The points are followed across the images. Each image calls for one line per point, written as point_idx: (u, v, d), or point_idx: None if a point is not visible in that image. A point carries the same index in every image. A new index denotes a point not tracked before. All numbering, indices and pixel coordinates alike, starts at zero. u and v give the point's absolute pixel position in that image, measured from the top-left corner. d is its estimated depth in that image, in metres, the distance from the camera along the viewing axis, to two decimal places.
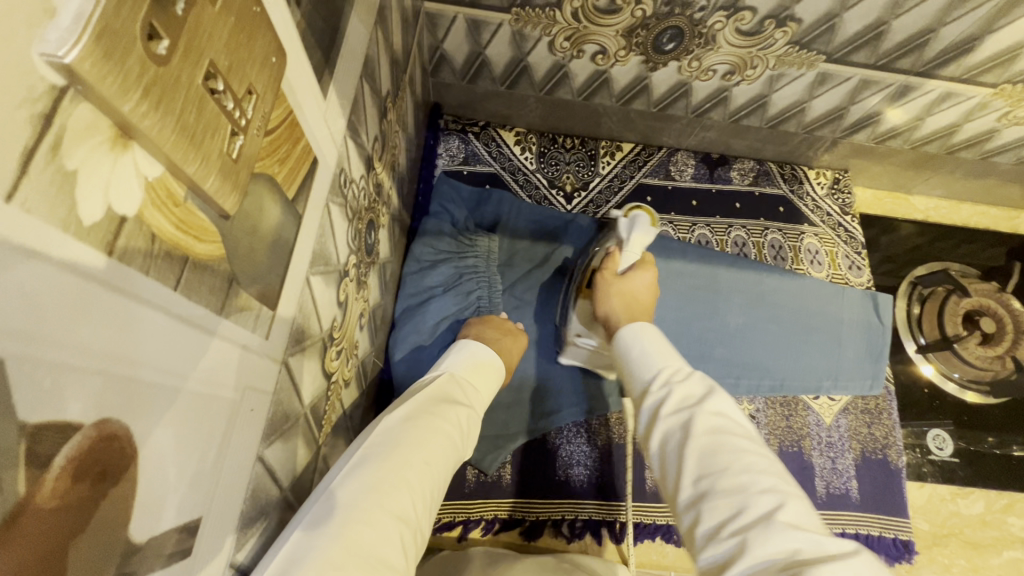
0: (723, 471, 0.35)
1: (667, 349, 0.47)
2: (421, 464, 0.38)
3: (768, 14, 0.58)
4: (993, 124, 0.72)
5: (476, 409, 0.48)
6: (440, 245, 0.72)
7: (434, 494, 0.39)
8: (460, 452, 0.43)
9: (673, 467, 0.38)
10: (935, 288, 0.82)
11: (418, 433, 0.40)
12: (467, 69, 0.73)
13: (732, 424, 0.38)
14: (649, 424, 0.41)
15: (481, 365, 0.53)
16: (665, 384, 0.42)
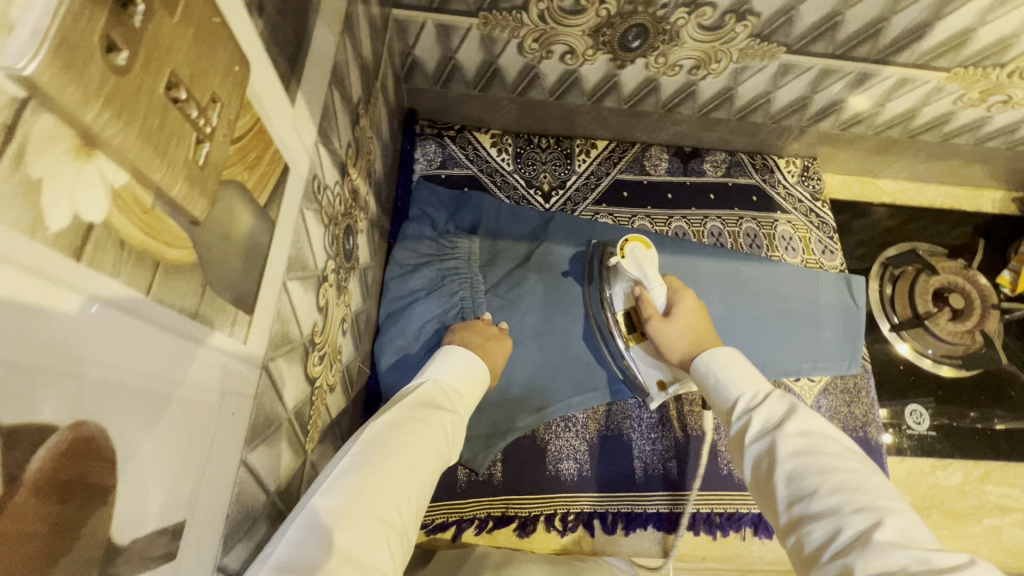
0: (816, 494, 0.39)
1: (747, 369, 0.51)
2: (409, 470, 0.38)
3: (728, 9, 0.60)
4: (950, 107, 0.75)
5: (461, 413, 0.49)
6: (421, 248, 0.73)
7: (421, 499, 0.39)
8: (446, 456, 0.44)
9: (766, 489, 0.42)
10: (905, 268, 0.85)
11: (405, 439, 0.40)
12: (439, 74, 0.74)
13: (825, 443, 0.42)
14: (739, 449, 0.46)
15: (467, 368, 0.52)
16: (746, 410, 0.47)
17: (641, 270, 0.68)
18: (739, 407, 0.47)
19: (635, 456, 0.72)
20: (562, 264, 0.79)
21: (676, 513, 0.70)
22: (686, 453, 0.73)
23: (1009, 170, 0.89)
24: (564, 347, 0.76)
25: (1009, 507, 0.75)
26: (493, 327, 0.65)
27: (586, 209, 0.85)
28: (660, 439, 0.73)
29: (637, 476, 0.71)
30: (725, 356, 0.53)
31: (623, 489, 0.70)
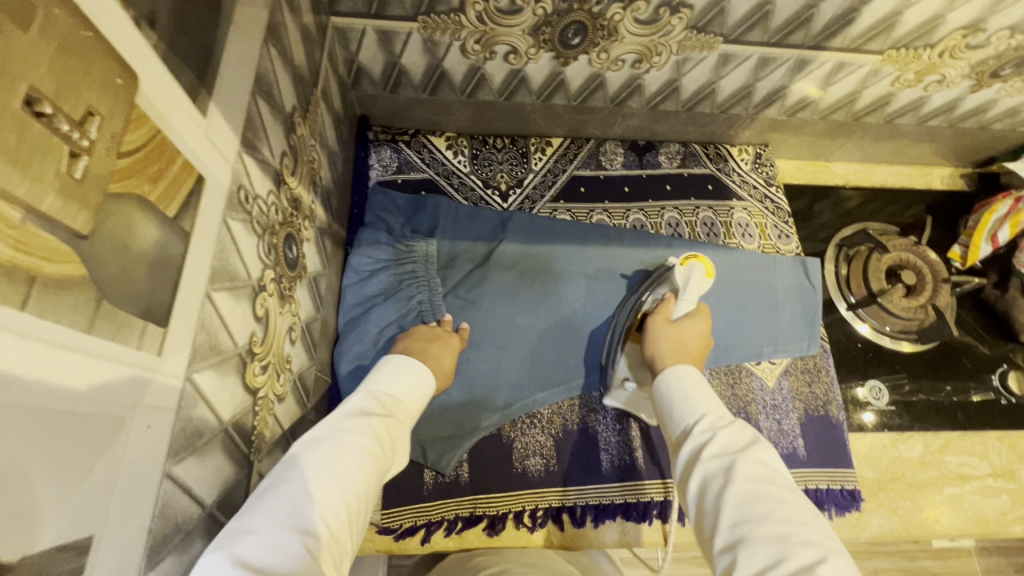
0: (763, 520, 0.42)
1: (705, 393, 0.55)
2: (330, 477, 0.40)
3: (660, 3, 0.61)
4: (888, 89, 0.76)
5: (400, 417, 0.50)
6: (377, 253, 0.73)
7: (353, 504, 0.40)
8: (382, 459, 0.44)
9: (711, 510, 0.45)
10: (857, 249, 0.86)
11: (328, 449, 0.41)
12: (386, 80, 0.74)
13: (774, 476, 0.45)
14: (689, 465, 0.49)
15: (404, 374, 0.54)
16: (708, 431, 0.50)
17: (685, 283, 0.72)
18: (701, 428, 0.50)
19: (601, 448, 0.73)
20: (522, 262, 0.80)
21: (644, 502, 0.71)
22: (651, 442, 0.74)
23: (954, 147, 0.91)
24: (529, 345, 0.77)
25: (968, 475, 0.77)
26: (439, 329, 0.66)
27: (544, 206, 0.85)
28: (626, 431, 0.74)
29: (604, 468, 0.72)
30: (680, 370, 0.59)
31: (589, 481, 0.71)
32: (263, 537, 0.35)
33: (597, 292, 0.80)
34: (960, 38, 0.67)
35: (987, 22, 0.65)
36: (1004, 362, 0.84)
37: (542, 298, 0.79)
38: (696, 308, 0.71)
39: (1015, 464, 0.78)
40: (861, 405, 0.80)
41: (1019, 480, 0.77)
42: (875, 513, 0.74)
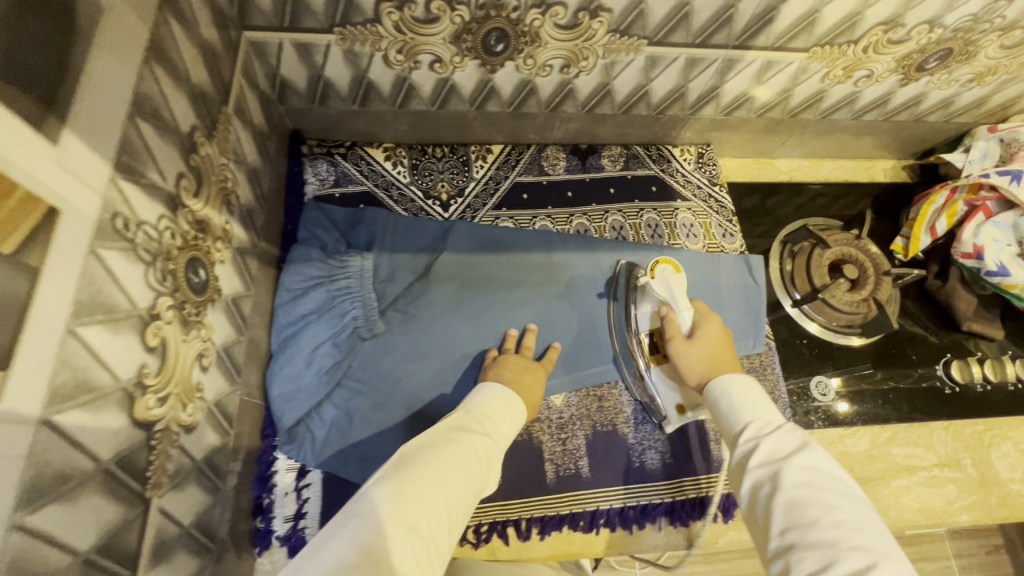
0: (812, 525, 0.45)
1: (756, 397, 0.59)
2: (434, 481, 0.48)
3: (579, 7, 0.61)
4: (819, 85, 0.77)
5: (496, 442, 0.58)
6: (308, 271, 0.71)
7: (452, 511, 0.48)
8: (478, 477, 0.53)
9: (762, 515, 0.49)
10: (800, 245, 0.87)
11: (436, 455, 0.51)
12: (313, 93, 0.72)
13: (825, 481, 0.48)
14: (741, 470, 0.53)
15: (501, 399, 0.63)
16: (754, 438, 0.54)
17: (668, 292, 0.75)
18: (747, 434, 0.55)
19: (546, 458, 0.72)
20: (462, 273, 0.79)
21: (591, 512, 0.70)
22: (596, 450, 0.73)
23: (893, 140, 0.92)
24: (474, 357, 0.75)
25: (915, 466, 0.77)
26: (525, 361, 0.71)
27: (486, 214, 0.84)
28: (574, 439, 0.73)
29: (549, 478, 0.71)
30: (735, 381, 0.62)
31: (534, 493, 0.70)
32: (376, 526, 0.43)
33: (540, 299, 0.80)
34: (880, 33, 0.68)
35: (905, 17, 0.65)
36: (949, 352, 0.85)
37: (484, 308, 0.78)
38: (698, 313, 0.73)
39: (960, 453, 0.79)
40: (839, 394, 0.81)
41: (964, 469, 0.78)
42: None
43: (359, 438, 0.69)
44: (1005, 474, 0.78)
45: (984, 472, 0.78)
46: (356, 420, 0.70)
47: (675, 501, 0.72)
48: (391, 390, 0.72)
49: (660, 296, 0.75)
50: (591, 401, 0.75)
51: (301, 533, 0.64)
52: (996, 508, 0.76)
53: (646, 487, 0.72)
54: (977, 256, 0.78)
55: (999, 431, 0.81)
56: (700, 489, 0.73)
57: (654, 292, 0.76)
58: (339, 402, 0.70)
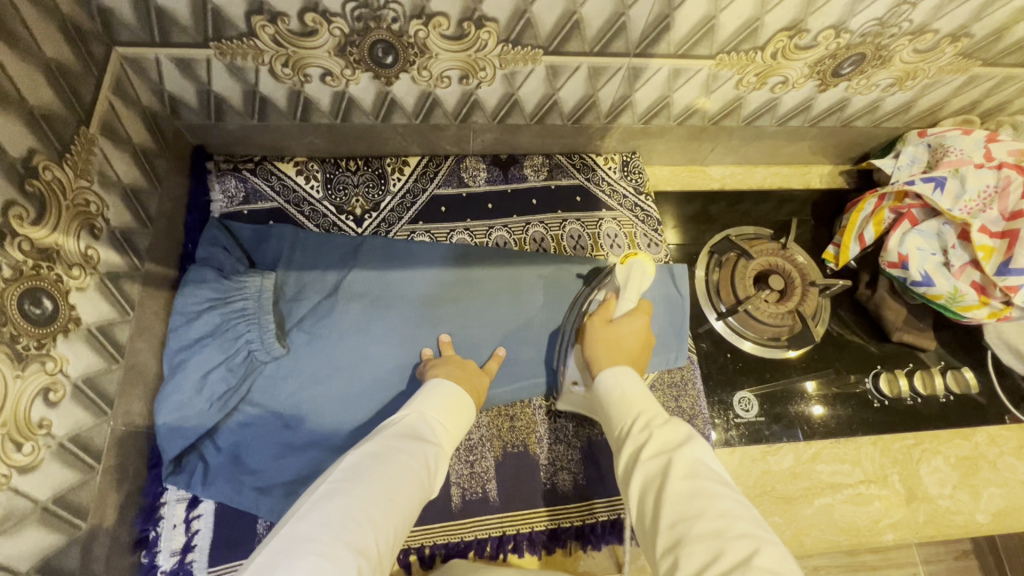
0: (699, 517, 0.43)
1: (640, 392, 0.59)
2: (384, 501, 0.50)
3: (461, 18, 0.58)
4: (735, 92, 0.74)
5: (444, 447, 0.61)
6: (201, 293, 0.68)
7: (397, 526, 0.51)
8: (425, 488, 0.56)
9: (653, 513, 0.46)
10: (726, 255, 0.84)
11: (387, 471, 0.53)
12: (206, 108, 0.70)
13: (708, 472, 0.47)
14: (632, 466, 0.51)
15: (453, 402, 0.64)
16: (647, 431, 0.52)
17: (625, 281, 0.73)
18: (636, 430, 0.53)
19: (452, 483, 0.69)
20: (373, 290, 0.77)
21: (497, 537, 0.67)
22: (505, 473, 0.70)
23: (826, 145, 0.90)
24: (382, 379, 0.73)
25: (840, 483, 0.75)
26: (472, 363, 0.71)
27: (402, 228, 0.82)
28: (482, 462, 0.70)
29: (455, 504, 0.68)
30: (618, 371, 0.62)
31: (438, 519, 0.67)
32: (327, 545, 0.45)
33: (454, 317, 0.77)
34: (786, 39, 0.65)
35: (808, 22, 0.63)
36: (879, 364, 0.82)
37: (395, 327, 0.75)
38: (636, 306, 0.71)
39: (888, 469, 0.76)
40: (813, 398, 0.80)
41: (891, 486, 0.76)
42: None
43: (256, 465, 0.67)
44: (934, 490, 0.76)
45: (912, 487, 0.76)
46: (254, 446, 0.67)
47: (585, 524, 0.69)
48: (292, 414, 0.69)
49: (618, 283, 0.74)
50: (502, 420, 0.73)
51: (189, 567, 0.62)
52: (923, 526, 0.74)
53: (556, 511, 0.69)
54: (902, 265, 0.76)
55: (930, 445, 0.78)
56: (612, 512, 0.70)
57: (615, 280, 0.75)
58: (236, 428, 0.68)
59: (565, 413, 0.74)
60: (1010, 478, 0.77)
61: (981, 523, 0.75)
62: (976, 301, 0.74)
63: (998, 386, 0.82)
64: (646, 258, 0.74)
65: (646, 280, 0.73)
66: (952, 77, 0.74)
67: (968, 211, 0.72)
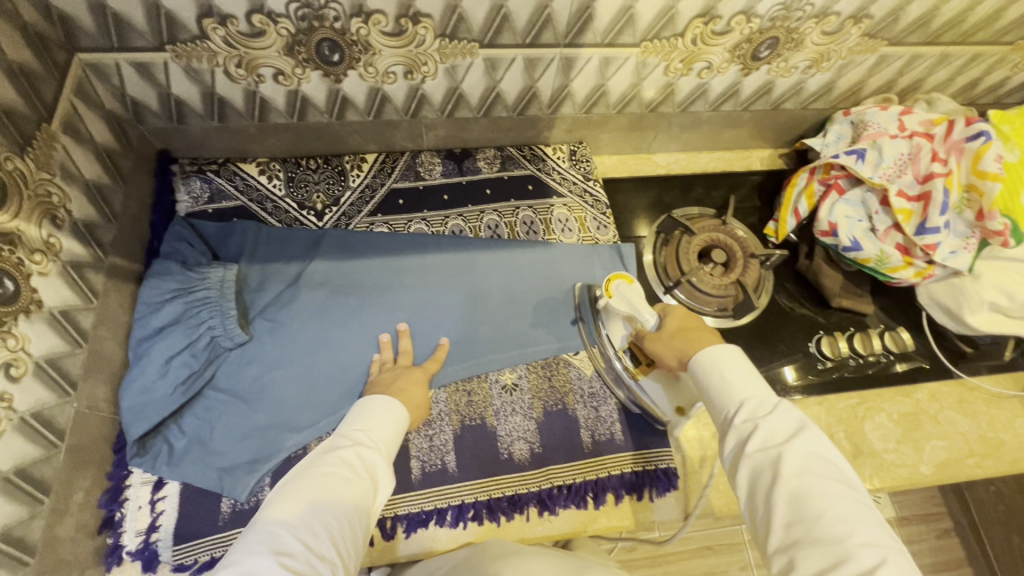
0: (818, 520, 0.47)
1: (740, 371, 0.58)
2: (303, 508, 0.53)
3: (398, 14, 0.64)
4: (665, 78, 0.80)
5: (374, 444, 0.62)
6: (164, 284, 0.71)
7: (331, 524, 0.52)
8: (355, 483, 0.56)
9: (766, 506, 0.50)
10: (671, 234, 0.89)
11: (301, 486, 0.55)
12: (168, 111, 0.74)
13: (821, 468, 0.50)
14: (738, 457, 0.53)
15: (371, 407, 0.66)
16: (751, 420, 0.54)
17: (629, 303, 0.71)
18: (740, 418, 0.54)
19: (412, 456, 0.71)
20: (333, 279, 0.80)
21: (456, 506, 0.69)
22: (464, 444, 0.72)
23: (762, 129, 0.95)
24: (342, 361, 0.76)
25: None
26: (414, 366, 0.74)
27: (361, 221, 0.85)
28: (440, 435, 0.72)
29: (415, 475, 0.70)
30: (718, 353, 0.60)
31: (401, 491, 0.69)
32: (241, 562, 0.47)
33: (412, 301, 0.81)
34: (701, 25, 0.71)
35: (718, 9, 0.68)
36: (819, 329, 0.87)
37: (354, 313, 0.79)
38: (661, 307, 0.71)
39: (834, 427, 0.80)
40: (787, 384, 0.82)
41: (838, 443, 0.79)
42: (694, 493, 0.73)
43: (219, 446, 0.68)
44: (879, 445, 0.79)
45: (858, 443, 0.79)
46: (217, 429, 0.69)
47: (542, 490, 0.71)
48: (255, 397, 0.72)
49: (625, 311, 0.71)
50: (459, 395, 0.75)
51: (154, 547, 0.63)
52: (870, 479, 0.77)
53: (513, 478, 0.71)
54: (833, 233, 0.81)
55: (873, 403, 0.82)
56: (568, 477, 0.72)
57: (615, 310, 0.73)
58: (200, 412, 0.70)
59: (521, 386, 0.77)
60: (951, 431, 0.81)
61: (925, 474, 0.78)
62: (902, 262, 0.79)
63: (933, 345, 0.86)
64: (621, 277, 0.74)
65: (638, 292, 0.72)
66: (863, 57, 0.80)
67: (887, 178, 0.77)
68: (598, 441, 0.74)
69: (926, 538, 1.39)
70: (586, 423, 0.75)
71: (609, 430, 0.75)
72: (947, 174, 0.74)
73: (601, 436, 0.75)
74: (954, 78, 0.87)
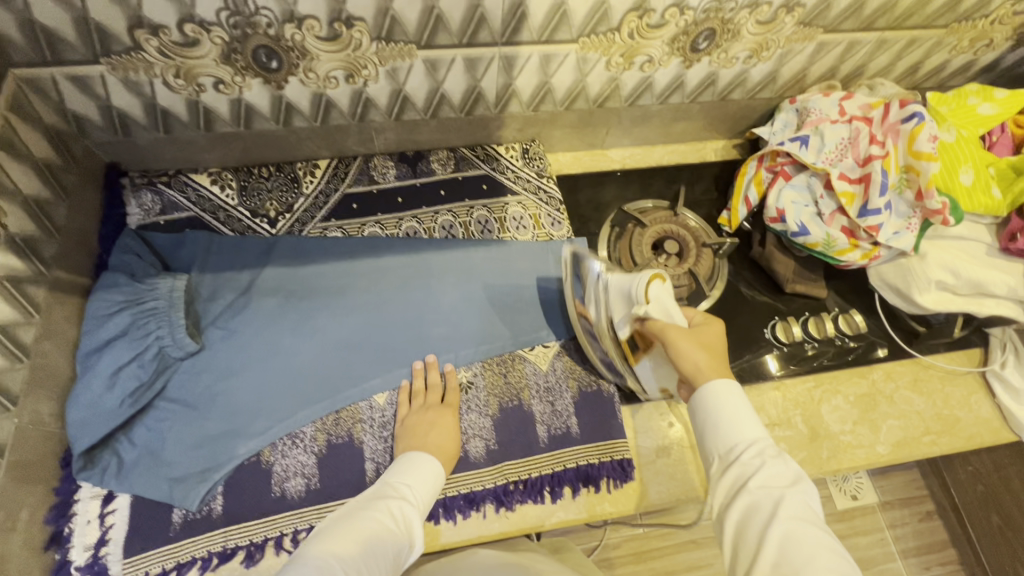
0: (807, 564, 0.46)
1: (752, 413, 0.57)
2: (351, 547, 0.51)
3: (330, 19, 0.64)
4: (608, 73, 0.81)
5: (414, 503, 0.61)
6: (112, 296, 0.71)
7: (374, 572, 0.51)
8: (396, 537, 0.55)
9: (756, 542, 0.49)
10: (623, 227, 0.90)
11: (351, 524, 0.55)
12: (112, 124, 0.74)
13: (812, 518, 0.50)
14: (737, 488, 0.52)
15: (416, 463, 0.65)
16: (758, 456, 0.53)
17: (658, 307, 0.64)
18: (747, 453, 0.54)
19: (366, 457, 0.71)
20: (287, 285, 0.81)
21: None
22: None
23: (712, 120, 0.97)
24: (297, 366, 0.76)
25: None
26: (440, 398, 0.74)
27: (315, 226, 0.85)
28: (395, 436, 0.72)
29: (369, 477, 0.70)
30: (724, 387, 0.57)
31: (350, 493, 0.68)
32: None
33: (364, 303, 0.81)
34: (636, 19, 0.72)
35: (651, 2, 0.69)
36: (775, 315, 0.88)
37: (308, 318, 0.79)
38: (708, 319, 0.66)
39: (790, 412, 0.80)
40: (740, 369, 0.83)
41: (795, 427, 0.79)
42: (651, 483, 0.74)
43: (170, 457, 0.68)
44: (836, 427, 0.80)
45: (815, 426, 0.80)
46: (169, 440, 0.69)
47: (498, 486, 0.71)
48: (207, 406, 0.72)
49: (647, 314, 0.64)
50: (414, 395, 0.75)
51: (104, 560, 0.62)
52: (827, 461, 0.77)
53: (469, 476, 0.71)
54: (782, 219, 0.81)
55: (829, 386, 0.83)
56: (524, 472, 0.72)
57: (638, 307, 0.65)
58: (151, 423, 0.70)
59: (477, 383, 0.77)
60: (906, 410, 0.82)
61: (882, 454, 0.78)
62: (848, 245, 0.80)
63: (887, 326, 0.87)
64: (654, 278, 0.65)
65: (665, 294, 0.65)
66: (802, 45, 0.82)
67: (829, 162, 0.78)
68: (554, 435, 0.75)
69: (908, 522, 1.37)
70: (542, 417, 0.76)
71: (565, 424, 0.76)
72: (886, 156, 0.75)
73: (557, 430, 0.75)
74: (894, 63, 0.89)
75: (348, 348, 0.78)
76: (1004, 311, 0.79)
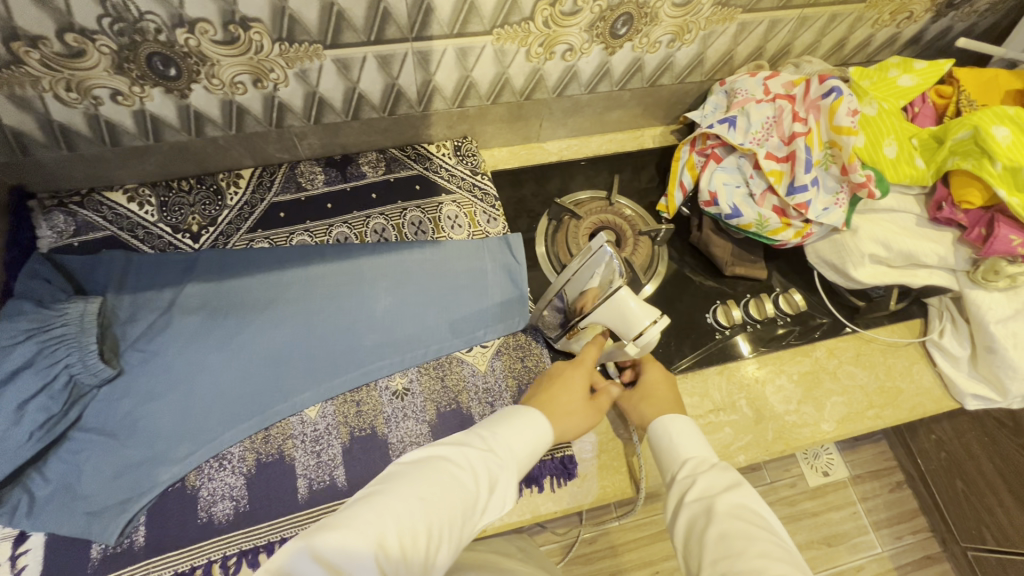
0: (740, 555, 0.46)
1: (691, 436, 0.61)
2: (418, 501, 0.45)
3: (224, 21, 0.61)
4: (530, 65, 0.79)
5: (502, 462, 0.53)
6: (15, 325, 0.66)
7: (438, 537, 0.44)
8: (474, 495, 0.48)
9: (697, 546, 0.50)
10: (560, 219, 0.89)
11: (422, 472, 0.48)
12: (8, 145, 0.70)
13: (751, 516, 0.50)
14: (677, 507, 0.54)
15: (514, 419, 0.58)
16: (692, 474, 0.56)
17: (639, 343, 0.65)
18: (681, 474, 0.57)
19: (297, 473, 0.68)
20: (211, 301, 0.78)
21: None
22: (353, 457, 0.70)
23: (646, 107, 0.96)
24: (222, 384, 0.73)
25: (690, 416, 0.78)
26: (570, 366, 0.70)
27: (240, 238, 0.82)
28: (328, 450, 0.70)
29: (301, 494, 0.67)
30: (670, 423, 0.63)
31: (278, 512, 0.66)
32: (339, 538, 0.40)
33: (295, 315, 0.78)
34: (549, 7, 0.70)
35: None
36: (716, 299, 0.87)
37: (235, 334, 0.76)
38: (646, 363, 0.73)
39: (735, 396, 0.80)
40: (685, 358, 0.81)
41: (740, 411, 0.79)
42: (595, 478, 0.73)
43: (87, 489, 0.65)
44: (780, 408, 0.79)
45: (760, 408, 0.79)
46: (86, 473, 0.66)
47: None
48: (127, 433, 0.68)
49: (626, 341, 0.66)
50: (347, 406, 0.73)
51: None
52: (773, 443, 0.77)
53: None
54: (715, 202, 0.81)
55: (773, 367, 0.82)
56: None
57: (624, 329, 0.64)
58: (66, 456, 0.67)
59: (413, 390, 0.75)
60: (850, 385, 0.82)
61: (827, 431, 0.78)
62: (780, 224, 0.80)
63: (828, 303, 0.87)
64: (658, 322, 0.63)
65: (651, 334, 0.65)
66: (723, 27, 0.81)
67: (756, 142, 0.78)
68: None
69: (879, 494, 1.38)
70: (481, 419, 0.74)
71: None
72: (809, 133, 0.75)
73: None
74: (819, 40, 0.89)
75: (278, 362, 0.75)
76: (937, 280, 0.80)
